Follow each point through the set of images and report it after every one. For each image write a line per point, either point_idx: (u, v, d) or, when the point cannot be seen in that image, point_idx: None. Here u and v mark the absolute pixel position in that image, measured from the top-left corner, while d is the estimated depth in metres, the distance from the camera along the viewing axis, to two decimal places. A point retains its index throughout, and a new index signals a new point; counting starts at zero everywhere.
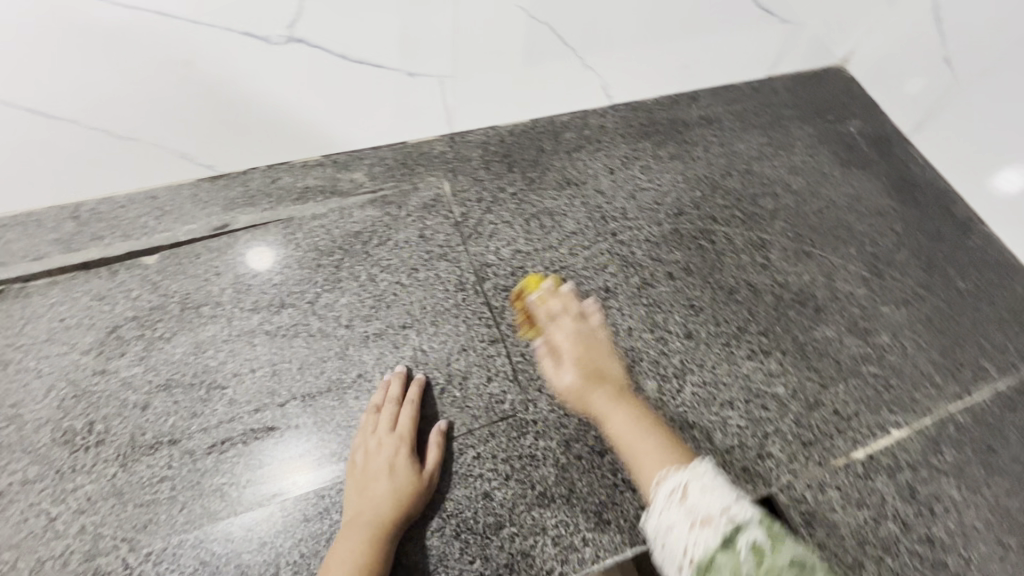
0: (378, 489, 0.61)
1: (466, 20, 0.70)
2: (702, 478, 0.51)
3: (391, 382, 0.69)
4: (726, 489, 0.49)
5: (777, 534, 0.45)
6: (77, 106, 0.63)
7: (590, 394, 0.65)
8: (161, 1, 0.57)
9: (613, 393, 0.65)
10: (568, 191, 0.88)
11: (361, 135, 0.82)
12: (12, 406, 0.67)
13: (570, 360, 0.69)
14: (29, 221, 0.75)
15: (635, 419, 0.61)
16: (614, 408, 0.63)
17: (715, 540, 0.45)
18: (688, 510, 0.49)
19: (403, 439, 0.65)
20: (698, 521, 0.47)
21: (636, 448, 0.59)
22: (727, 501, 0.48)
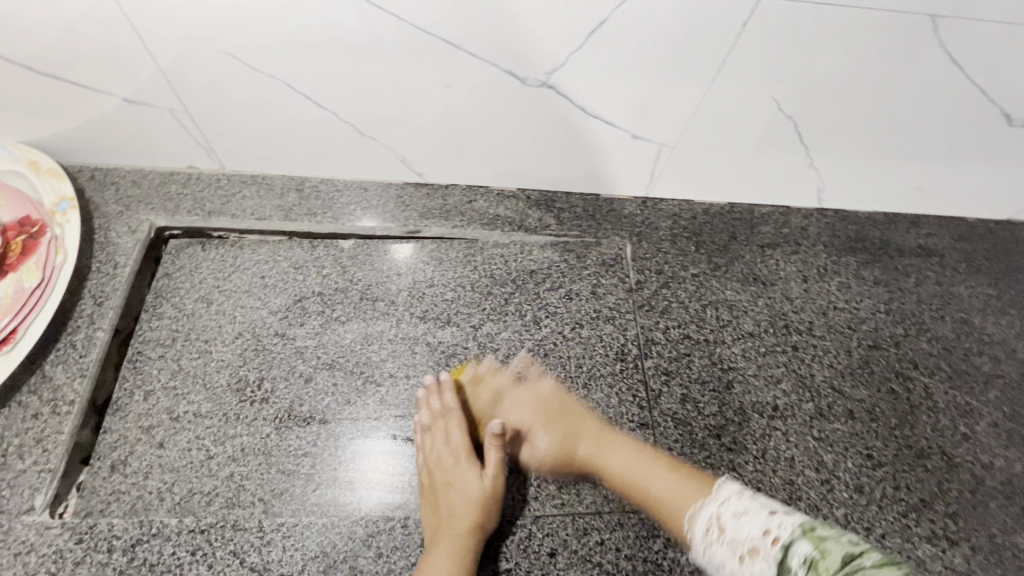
0: (452, 499, 0.63)
1: (713, 100, 0.68)
2: (732, 504, 0.52)
3: (430, 396, 0.70)
4: (758, 510, 0.49)
5: (823, 537, 0.45)
6: (343, 102, 0.69)
7: (569, 448, 0.67)
8: (454, 33, 0.60)
9: (594, 441, 0.66)
10: (754, 288, 0.82)
11: (563, 176, 0.83)
12: (204, 341, 0.73)
13: (522, 397, 0.71)
14: (261, 181, 0.83)
15: (634, 457, 0.63)
16: (608, 451, 0.65)
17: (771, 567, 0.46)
18: (731, 543, 0.49)
19: (459, 449, 0.67)
20: (744, 554, 0.48)
21: (657, 490, 0.58)
22: (766, 522, 0.48)
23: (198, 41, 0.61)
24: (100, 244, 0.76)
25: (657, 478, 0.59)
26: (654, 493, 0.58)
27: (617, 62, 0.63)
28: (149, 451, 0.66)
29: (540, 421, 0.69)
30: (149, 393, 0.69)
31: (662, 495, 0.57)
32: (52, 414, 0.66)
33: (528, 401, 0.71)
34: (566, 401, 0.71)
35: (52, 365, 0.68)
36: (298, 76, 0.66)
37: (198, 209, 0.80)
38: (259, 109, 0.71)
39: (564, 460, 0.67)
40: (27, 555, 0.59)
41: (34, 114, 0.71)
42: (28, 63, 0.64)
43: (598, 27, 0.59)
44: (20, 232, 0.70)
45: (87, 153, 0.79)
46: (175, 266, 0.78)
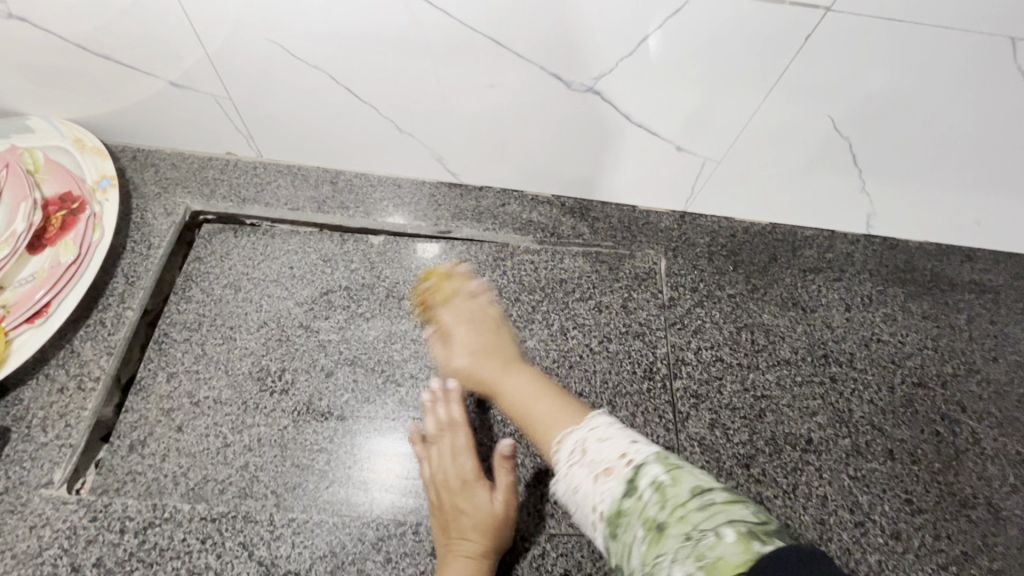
0: (459, 521, 0.59)
1: (764, 115, 0.66)
2: (598, 431, 0.51)
3: (436, 405, 0.66)
4: (621, 436, 0.50)
5: (673, 463, 0.46)
6: (384, 96, 0.69)
7: (477, 367, 0.65)
8: (502, 32, 0.58)
9: (498, 364, 0.65)
10: (792, 313, 0.78)
11: (600, 185, 0.81)
12: (229, 328, 0.73)
13: (457, 342, 0.69)
14: (297, 172, 0.83)
15: (530, 382, 0.61)
16: (510, 378, 0.63)
17: (619, 486, 0.47)
18: (589, 465, 0.49)
19: (467, 466, 0.62)
20: (600, 473, 0.48)
21: (536, 415, 0.57)
22: (625, 447, 0.49)
23: (246, 29, 0.61)
24: (136, 224, 0.77)
25: (539, 400, 0.59)
26: (536, 417, 0.57)
27: (668, 71, 0.61)
28: (168, 434, 0.66)
29: (471, 347, 0.67)
30: (172, 375, 0.70)
31: (541, 419, 0.57)
32: (77, 390, 0.66)
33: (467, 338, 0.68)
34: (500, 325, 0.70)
35: (81, 341, 0.69)
36: (341, 69, 0.65)
37: (233, 196, 0.80)
38: (300, 99, 0.71)
39: (484, 355, 0.66)
40: (42, 528, 0.59)
41: (84, 92, 0.73)
42: (79, 42, 0.65)
43: (652, 33, 0.57)
44: (61, 208, 0.69)
45: (130, 133, 0.80)
46: (207, 250, 0.78)
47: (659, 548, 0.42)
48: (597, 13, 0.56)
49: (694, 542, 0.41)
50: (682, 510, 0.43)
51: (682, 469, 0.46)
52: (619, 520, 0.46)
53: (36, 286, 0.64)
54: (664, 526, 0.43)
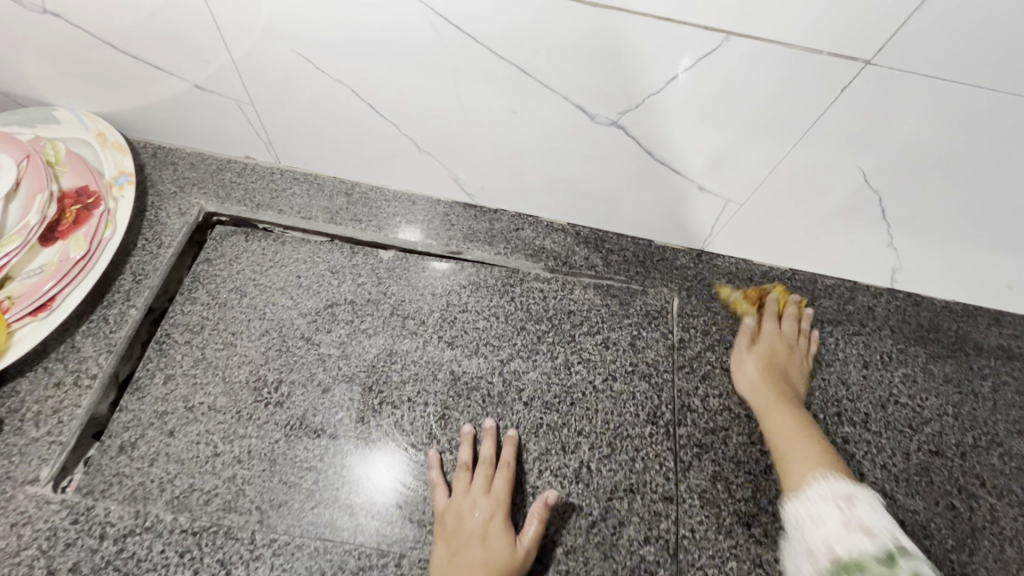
0: (471, 557, 0.58)
1: (792, 162, 0.64)
2: (862, 501, 0.56)
3: (484, 438, 0.67)
4: (886, 523, 0.53)
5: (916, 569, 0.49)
6: (406, 114, 0.68)
7: (762, 381, 0.70)
8: (529, 61, 0.58)
9: (788, 399, 0.69)
10: (806, 366, 0.76)
11: (618, 217, 0.79)
12: (231, 333, 0.73)
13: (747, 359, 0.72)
14: (313, 181, 0.82)
15: (797, 421, 0.66)
16: (779, 412, 0.67)
17: (873, 551, 0.51)
18: (846, 515, 0.55)
19: (498, 503, 0.62)
20: (861, 529, 0.53)
21: (797, 447, 0.63)
22: (892, 529, 0.53)
23: (273, 39, 0.61)
24: (149, 222, 0.77)
25: (803, 438, 0.64)
26: (796, 449, 0.63)
27: (696, 111, 0.60)
28: (158, 438, 0.65)
29: (762, 353, 0.73)
30: (169, 378, 0.69)
31: (800, 454, 0.62)
32: (73, 385, 0.66)
33: (773, 334, 0.75)
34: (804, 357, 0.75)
35: (83, 336, 0.69)
36: (366, 85, 0.65)
37: (248, 200, 0.80)
38: (323, 110, 0.70)
39: (782, 381, 0.71)
40: (23, 527, 0.59)
41: (112, 88, 0.73)
42: (111, 40, 0.65)
43: (681, 75, 0.56)
44: (76, 201, 0.69)
45: (152, 130, 0.80)
46: (216, 252, 0.78)
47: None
48: (625, 50, 0.54)
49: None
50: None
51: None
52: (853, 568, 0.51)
53: (43, 279, 0.63)
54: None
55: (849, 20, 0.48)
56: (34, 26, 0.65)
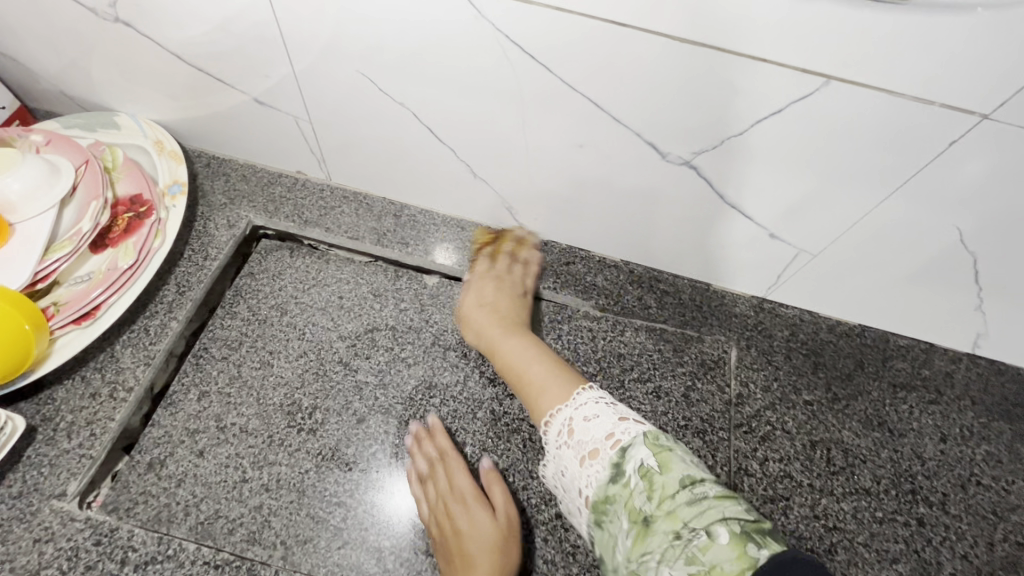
0: (464, 549, 0.55)
1: (880, 215, 0.59)
2: (585, 411, 0.53)
3: (421, 445, 0.64)
4: (608, 415, 0.52)
5: (662, 448, 0.48)
6: (465, 140, 0.66)
7: (486, 322, 0.68)
8: (603, 94, 0.54)
9: (501, 326, 0.67)
10: (875, 435, 0.69)
11: (676, 258, 0.75)
12: (269, 352, 0.71)
13: (475, 314, 0.70)
14: (361, 200, 0.80)
15: (524, 347, 0.64)
16: (505, 341, 0.65)
17: (607, 469, 0.49)
18: (575, 447, 0.52)
19: (467, 490, 0.60)
20: (587, 454, 0.50)
21: (526, 380, 0.60)
22: (613, 427, 0.50)
23: (337, 57, 0.60)
24: (197, 233, 0.76)
25: (533, 362, 0.62)
26: (528, 378, 0.60)
27: (781, 155, 0.55)
28: (188, 457, 0.63)
29: (486, 301, 0.70)
30: (204, 395, 0.67)
31: (530, 385, 0.60)
32: (109, 397, 0.64)
33: (489, 284, 0.72)
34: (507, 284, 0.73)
35: (122, 346, 0.67)
36: (425, 108, 0.63)
37: (296, 216, 0.79)
38: (378, 130, 0.68)
39: (495, 317, 0.68)
40: (45, 543, 0.57)
41: (174, 98, 0.73)
42: (177, 50, 0.65)
43: (770, 117, 0.52)
44: (129, 209, 0.68)
45: (207, 139, 0.80)
46: (261, 266, 0.77)
47: (646, 542, 0.44)
48: (713, 89, 0.51)
49: (683, 540, 0.43)
50: (667, 497, 0.45)
51: (671, 455, 0.47)
52: (607, 506, 0.48)
53: (91, 286, 0.63)
54: (651, 519, 0.45)
55: (974, 71, 0.43)
56: (108, 32, 0.65)
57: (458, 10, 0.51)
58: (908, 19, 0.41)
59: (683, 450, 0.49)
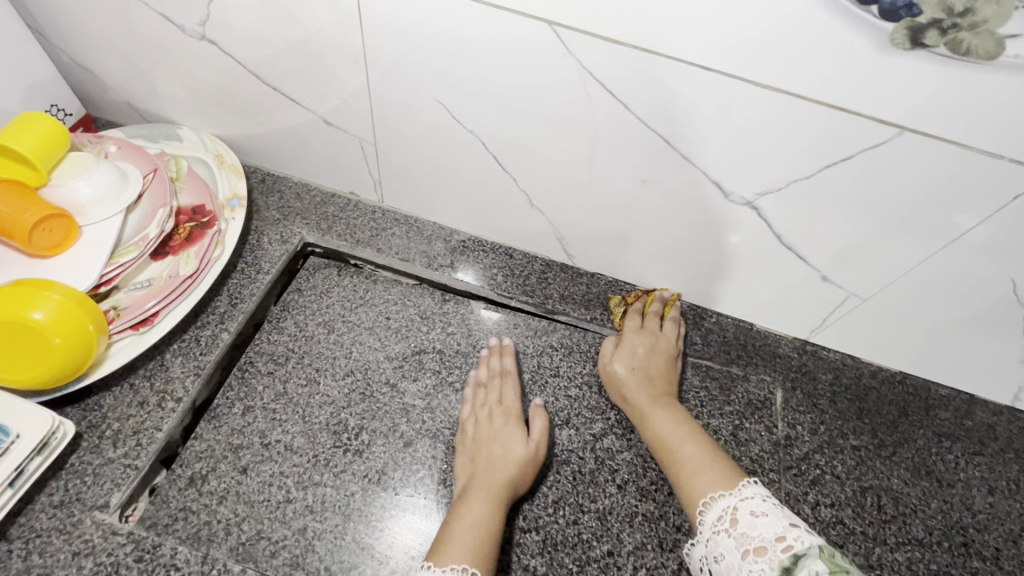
0: (492, 452, 0.63)
1: (935, 263, 0.60)
2: (753, 504, 0.50)
3: (491, 358, 0.71)
4: (777, 515, 0.48)
5: (841, 566, 0.43)
6: (529, 170, 0.67)
7: (635, 384, 0.68)
8: (677, 132, 0.57)
9: (652, 392, 0.67)
10: (924, 484, 0.69)
11: (722, 296, 0.76)
12: (315, 369, 0.70)
13: (624, 355, 0.70)
14: (411, 223, 0.81)
15: (677, 424, 0.63)
16: (660, 409, 0.65)
17: (774, 571, 0.45)
18: (739, 539, 0.48)
19: (510, 410, 0.67)
20: (750, 550, 0.47)
21: (688, 465, 0.58)
22: (784, 529, 0.46)
23: (416, 82, 0.62)
24: (251, 246, 0.76)
25: (689, 442, 0.60)
26: (681, 458, 0.59)
27: (842, 201, 0.57)
28: (230, 474, 0.62)
29: (637, 361, 0.69)
30: (249, 409, 0.66)
31: (691, 471, 0.57)
32: (156, 407, 0.63)
33: (636, 342, 0.71)
34: (658, 343, 0.72)
35: (173, 355, 0.66)
36: (496, 138, 0.65)
37: (348, 236, 0.79)
38: (441, 154, 0.70)
39: (646, 383, 0.68)
40: (85, 557, 0.55)
41: (238, 114, 0.75)
42: (255, 69, 0.67)
43: (838, 162, 0.54)
44: (191, 219, 0.68)
45: (264, 155, 0.81)
46: (309, 283, 0.77)
47: None
48: (786, 133, 0.53)
49: None
50: None
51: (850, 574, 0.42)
52: None
53: (149, 295, 0.62)
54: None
55: None
56: (189, 48, 0.68)
57: (547, 46, 0.53)
58: (987, 76, 0.43)
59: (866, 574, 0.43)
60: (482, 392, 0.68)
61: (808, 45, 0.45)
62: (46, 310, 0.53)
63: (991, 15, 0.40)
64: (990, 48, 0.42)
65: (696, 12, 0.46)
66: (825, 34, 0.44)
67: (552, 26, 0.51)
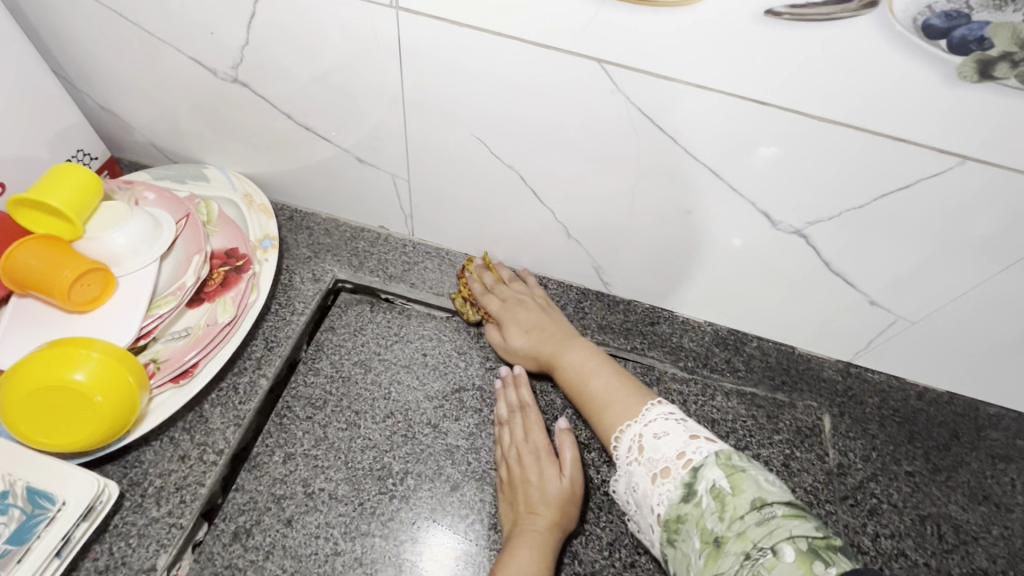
0: (529, 495, 0.61)
1: (993, 287, 0.59)
2: (655, 427, 0.54)
3: (506, 390, 0.69)
4: (678, 432, 0.52)
5: (733, 467, 0.48)
6: (568, 203, 0.66)
7: (538, 346, 0.70)
8: (727, 165, 0.56)
9: (552, 343, 0.69)
10: (984, 510, 0.68)
11: (764, 321, 0.74)
12: (354, 412, 0.68)
13: (513, 324, 0.71)
14: (443, 256, 0.80)
15: (581, 359, 0.66)
16: (564, 353, 0.68)
17: (678, 487, 0.49)
18: (646, 463, 0.52)
19: (538, 446, 0.64)
20: (658, 473, 0.51)
21: (599, 402, 0.62)
22: (683, 445, 0.51)
23: (454, 118, 0.61)
24: (283, 286, 0.75)
25: (597, 375, 0.64)
26: (592, 393, 0.63)
27: (898, 229, 0.56)
28: (276, 527, 0.60)
29: (529, 328, 0.70)
30: (290, 457, 0.64)
31: (603, 406, 0.61)
32: (198, 461, 0.62)
33: (523, 314, 0.72)
34: (529, 299, 0.73)
35: (211, 406, 0.65)
36: (536, 172, 0.64)
37: (380, 271, 0.78)
38: (476, 189, 0.69)
39: (541, 339, 0.70)
40: None
41: (265, 152, 0.74)
42: (285, 108, 0.66)
43: (896, 192, 0.53)
44: (225, 263, 0.67)
45: (291, 192, 0.80)
46: (341, 320, 0.75)
47: (717, 563, 0.45)
48: (842, 165, 0.52)
49: (752, 561, 0.43)
50: (735, 515, 0.46)
51: (742, 475, 0.47)
52: (679, 524, 0.49)
53: (188, 345, 0.61)
54: (722, 540, 0.45)
55: None
56: (220, 90, 0.67)
57: (594, 84, 0.52)
58: None
59: (757, 469, 0.49)
60: (507, 429, 0.66)
61: (873, 80, 0.45)
62: (88, 371, 0.52)
63: None
64: None
65: (755, 50, 0.45)
66: (890, 69, 0.44)
67: (602, 64, 0.50)
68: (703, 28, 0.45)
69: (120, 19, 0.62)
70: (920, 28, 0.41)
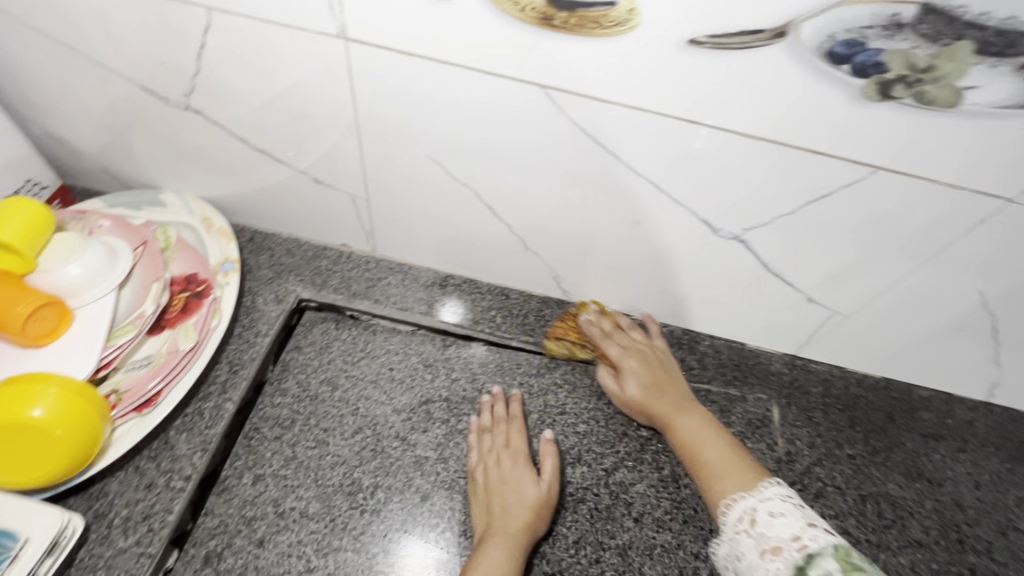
0: (506, 498, 0.63)
1: (911, 281, 0.64)
2: (771, 506, 0.51)
3: (494, 404, 0.72)
4: (795, 516, 0.49)
5: (855, 565, 0.44)
6: (523, 217, 0.69)
7: (652, 401, 0.70)
8: (666, 178, 0.59)
9: (671, 402, 0.68)
10: (918, 486, 0.73)
11: (714, 321, 0.78)
12: (322, 430, 0.69)
13: (630, 372, 0.72)
14: (406, 271, 0.82)
15: (699, 426, 0.64)
16: (681, 416, 0.66)
17: (788, 571, 0.46)
18: (757, 539, 0.49)
19: (517, 452, 0.68)
20: (767, 550, 0.48)
21: (709, 467, 0.59)
22: (800, 530, 0.47)
23: (410, 141, 0.63)
24: (246, 309, 0.75)
25: (712, 445, 0.61)
26: (704, 461, 0.60)
27: (824, 232, 0.61)
28: (247, 548, 0.61)
29: (648, 381, 0.71)
30: (259, 478, 0.65)
31: (713, 471, 0.58)
32: (165, 488, 0.62)
33: (637, 361, 0.73)
34: (661, 364, 0.74)
35: (177, 432, 0.65)
36: (491, 190, 0.66)
37: (344, 288, 0.79)
38: (435, 206, 0.71)
39: (659, 395, 0.70)
40: None
41: (222, 176, 0.74)
42: (240, 133, 0.67)
43: (818, 198, 0.57)
44: (185, 288, 0.68)
45: (250, 213, 0.80)
46: (307, 339, 0.76)
47: None
48: (768, 176, 0.56)
49: None
50: None
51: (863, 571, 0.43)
52: None
53: (149, 375, 0.61)
54: None
55: (1004, 163, 0.50)
56: (173, 118, 0.67)
57: (539, 107, 0.55)
58: (948, 123, 0.47)
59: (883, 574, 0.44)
60: (487, 436, 0.69)
61: (787, 100, 0.49)
62: (46, 407, 0.52)
63: (950, 70, 0.44)
64: (949, 98, 0.46)
65: (682, 74, 0.49)
66: (801, 90, 0.48)
67: (544, 89, 0.53)
68: (634, 56, 0.48)
69: (66, 50, 0.61)
70: (823, 55, 0.45)
